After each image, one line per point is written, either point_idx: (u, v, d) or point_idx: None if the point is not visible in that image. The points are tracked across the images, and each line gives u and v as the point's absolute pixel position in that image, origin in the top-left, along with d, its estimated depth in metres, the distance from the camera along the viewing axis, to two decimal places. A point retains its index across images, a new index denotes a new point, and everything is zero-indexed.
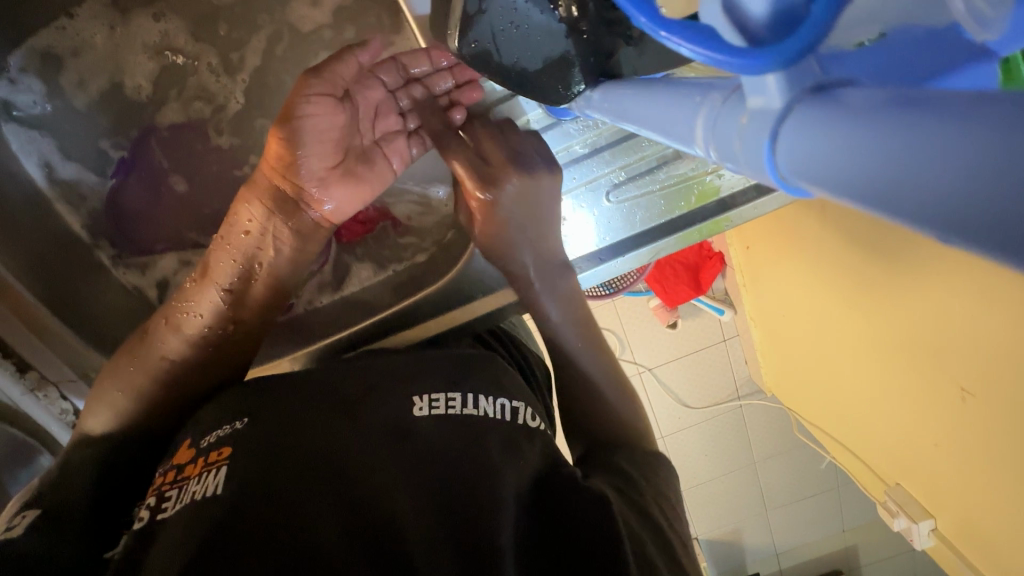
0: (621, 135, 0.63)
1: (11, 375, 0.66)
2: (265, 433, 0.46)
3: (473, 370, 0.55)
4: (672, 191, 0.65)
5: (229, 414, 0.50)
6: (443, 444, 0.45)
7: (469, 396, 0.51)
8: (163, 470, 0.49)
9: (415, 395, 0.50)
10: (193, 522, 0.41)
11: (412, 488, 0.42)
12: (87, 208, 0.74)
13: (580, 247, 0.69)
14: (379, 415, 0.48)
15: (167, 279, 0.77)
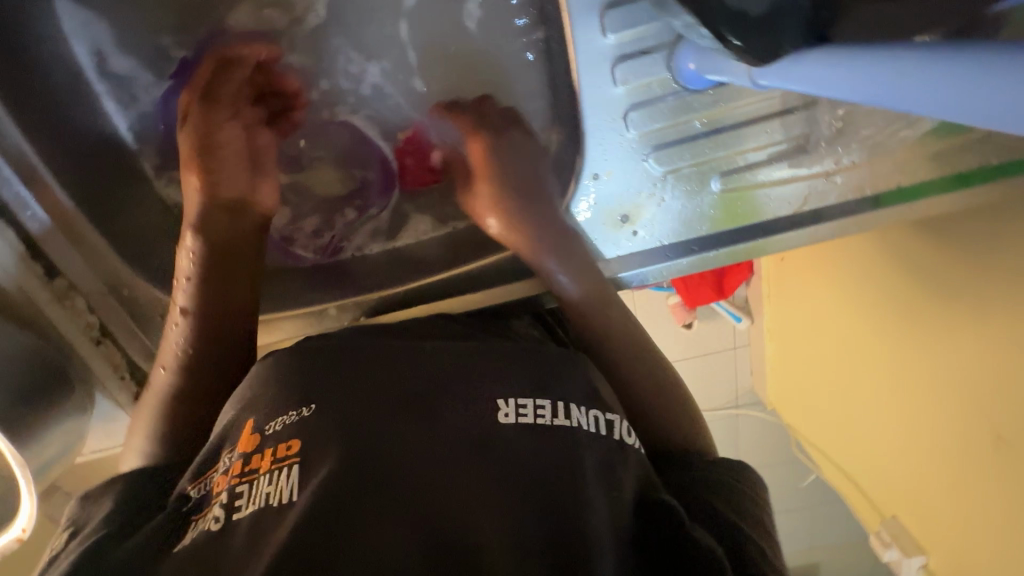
0: (750, 117, 0.56)
1: (40, 278, 0.60)
2: (336, 425, 0.41)
3: (560, 368, 0.48)
4: (786, 187, 0.59)
5: (293, 399, 0.45)
6: (538, 463, 0.41)
7: (559, 404, 0.45)
8: (227, 458, 0.44)
9: (500, 398, 0.44)
10: (273, 529, 0.38)
11: (507, 514, 0.38)
12: (137, 108, 0.67)
13: (674, 235, 0.62)
14: (456, 421, 0.43)
15: None
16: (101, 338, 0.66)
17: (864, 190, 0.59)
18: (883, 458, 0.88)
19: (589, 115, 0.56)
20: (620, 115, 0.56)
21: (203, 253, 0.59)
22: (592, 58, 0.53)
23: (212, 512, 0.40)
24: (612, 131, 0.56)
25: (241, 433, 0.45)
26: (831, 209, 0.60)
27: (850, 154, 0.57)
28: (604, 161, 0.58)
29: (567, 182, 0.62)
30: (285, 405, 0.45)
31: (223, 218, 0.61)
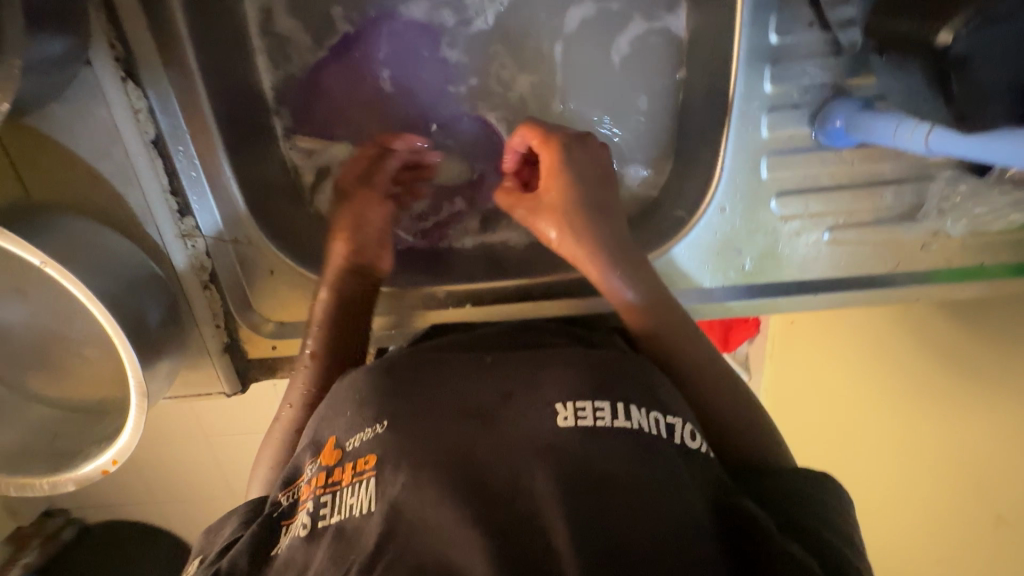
0: (863, 181, 0.62)
1: (173, 212, 0.61)
2: (404, 439, 0.45)
3: (621, 376, 0.49)
4: (881, 250, 0.65)
5: (367, 415, 0.48)
6: (603, 467, 0.41)
7: (619, 406, 0.45)
8: (312, 469, 0.50)
9: (557, 403, 0.45)
10: (356, 538, 0.42)
11: (570, 517, 0.38)
12: (286, 69, 0.70)
13: (773, 275, 0.66)
14: (520, 429, 0.44)
15: (329, 167, 0.74)
16: (208, 284, 0.65)
17: (958, 263, 0.65)
18: (903, 532, 0.89)
19: (732, 154, 0.61)
20: (759, 157, 0.61)
21: (321, 304, 0.63)
22: (749, 105, 0.58)
23: (300, 520, 0.46)
24: (749, 170, 0.61)
25: (324, 449, 0.50)
26: (926, 274, 0.65)
27: (953, 229, 0.63)
28: (733, 197, 0.63)
29: (692, 210, 0.66)
30: (361, 423, 0.48)
31: (348, 279, 0.64)
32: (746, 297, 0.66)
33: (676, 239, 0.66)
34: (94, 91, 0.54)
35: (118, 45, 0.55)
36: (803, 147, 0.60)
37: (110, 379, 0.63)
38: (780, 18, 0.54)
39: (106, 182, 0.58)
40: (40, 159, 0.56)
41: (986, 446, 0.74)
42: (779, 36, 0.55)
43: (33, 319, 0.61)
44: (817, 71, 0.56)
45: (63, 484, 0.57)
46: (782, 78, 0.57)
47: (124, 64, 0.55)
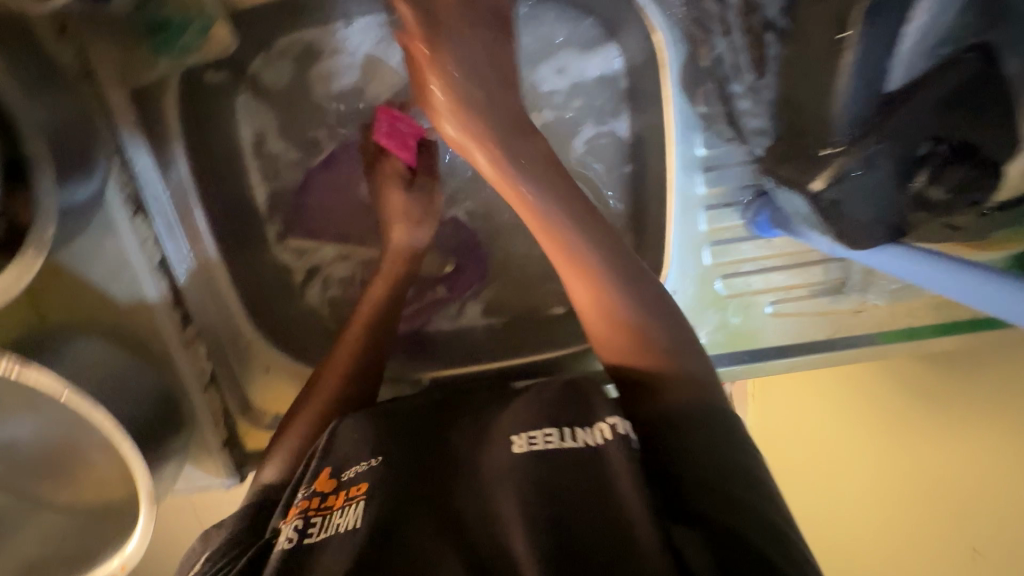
0: (795, 261, 0.70)
1: (177, 324, 0.66)
2: (398, 472, 0.51)
3: (568, 404, 0.54)
4: (822, 318, 0.72)
5: (363, 452, 0.54)
6: (554, 484, 0.46)
7: (565, 430, 0.51)
8: (301, 494, 0.52)
9: (513, 433, 0.52)
10: (338, 554, 0.45)
11: (529, 522, 0.44)
12: (276, 183, 0.77)
13: (730, 345, 0.72)
14: (490, 465, 0.51)
15: (319, 265, 0.80)
16: (209, 385, 0.69)
17: (890, 326, 0.72)
18: (888, 550, 0.87)
19: (677, 244, 0.69)
20: (701, 246, 0.69)
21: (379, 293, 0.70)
22: (687, 204, 0.67)
23: (283, 535, 0.47)
24: (694, 257, 0.69)
25: (319, 476, 0.53)
26: (864, 338, 0.72)
27: (877, 297, 0.71)
28: (683, 280, 0.70)
29: None
30: (357, 456, 0.54)
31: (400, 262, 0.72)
32: None
33: None
34: (107, 226, 0.61)
35: (128, 184, 0.61)
36: (738, 236, 0.68)
37: (117, 485, 0.66)
38: (705, 135, 0.64)
39: (114, 302, 0.63)
40: (59, 287, 0.62)
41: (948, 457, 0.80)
42: (706, 149, 0.64)
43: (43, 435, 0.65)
44: (742, 176, 0.65)
45: None
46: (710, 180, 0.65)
47: (134, 200, 0.62)
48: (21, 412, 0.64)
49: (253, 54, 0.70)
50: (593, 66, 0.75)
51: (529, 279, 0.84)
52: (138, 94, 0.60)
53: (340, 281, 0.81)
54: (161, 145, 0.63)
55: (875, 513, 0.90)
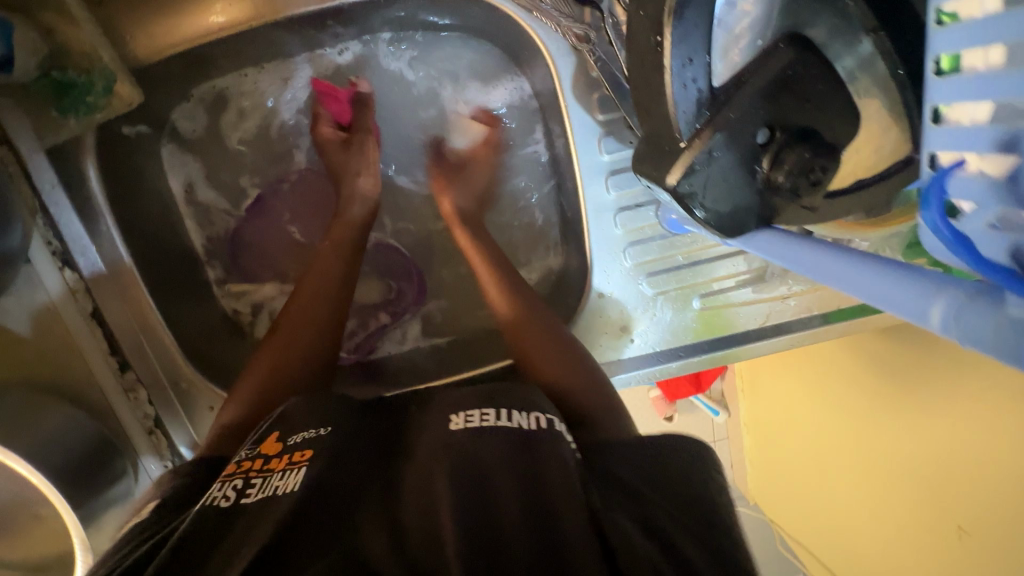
0: (716, 253, 0.72)
1: (113, 372, 0.68)
2: (343, 444, 0.52)
3: (509, 393, 0.58)
4: (752, 307, 0.73)
5: (312, 420, 0.55)
6: (487, 456, 0.50)
7: (502, 411, 0.55)
8: (247, 451, 0.53)
9: (453, 413, 0.56)
10: (266, 514, 0.45)
11: (457, 492, 0.47)
12: (211, 228, 0.81)
13: (666, 341, 0.73)
14: (430, 438, 0.54)
15: (263, 303, 0.82)
16: (154, 429, 0.71)
17: (818, 308, 0.73)
18: (908, 530, 0.88)
19: (597, 251, 0.70)
20: (620, 249, 0.70)
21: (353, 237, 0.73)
22: (600, 209, 0.68)
23: (223, 493, 0.48)
24: (615, 261, 0.71)
25: (267, 438, 0.54)
26: (792, 322, 0.73)
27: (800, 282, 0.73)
28: (608, 284, 0.72)
29: (578, 299, 0.74)
30: (304, 424, 0.54)
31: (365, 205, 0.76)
32: (643, 367, 0.73)
33: (575, 323, 0.74)
34: (34, 282, 0.63)
35: (54, 240, 0.64)
36: (656, 236, 0.69)
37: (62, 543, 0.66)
38: (606, 142, 0.66)
39: (48, 355, 0.65)
40: None
41: (942, 432, 0.80)
42: (610, 154, 0.66)
43: None
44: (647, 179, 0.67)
45: None
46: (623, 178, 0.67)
47: (60, 255, 0.64)
48: None
49: (173, 111, 0.75)
50: (496, 91, 0.83)
51: (467, 298, 0.86)
52: (53, 153, 0.63)
53: None
54: (83, 201, 0.65)
55: (864, 491, 0.98)
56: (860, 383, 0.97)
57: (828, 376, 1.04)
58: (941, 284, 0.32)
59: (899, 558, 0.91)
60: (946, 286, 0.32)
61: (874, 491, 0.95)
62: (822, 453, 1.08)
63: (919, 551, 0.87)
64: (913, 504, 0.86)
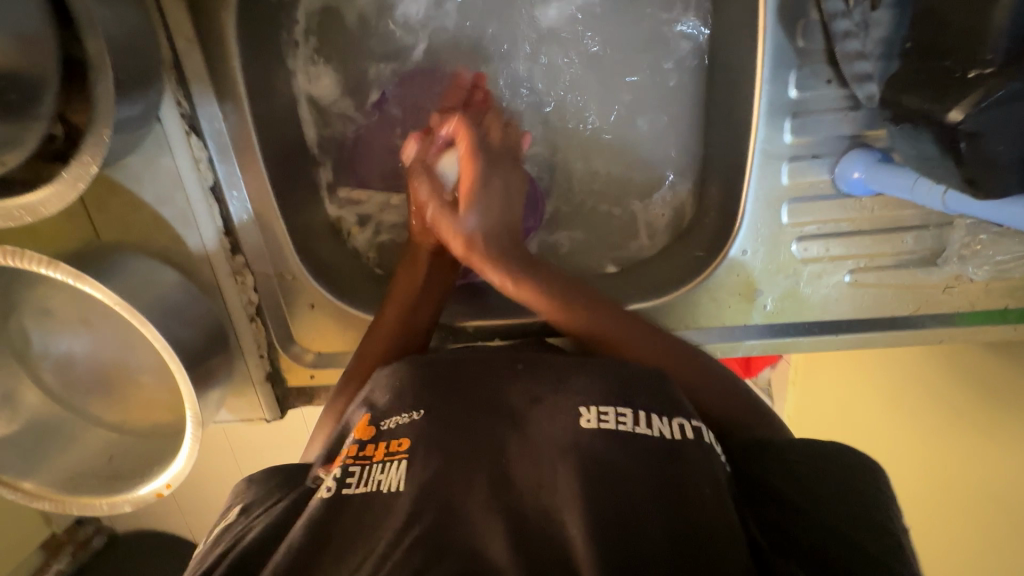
0: (884, 226, 0.63)
1: (225, 253, 0.66)
2: (443, 434, 0.50)
3: (647, 384, 0.52)
4: (902, 292, 0.66)
5: (404, 401, 0.54)
6: (622, 469, 0.46)
7: (641, 413, 0.49)
8: (345, 442, 0.54)
9: (581, 407, 0.50)
10: (383, 514, 0.47)
11: (594, 512, 0.43)
12: (328, 114, 0.74)
13: (798, 313, 0.67)
14: (545, 434, 0.49)
15: (373, 213, 0.78)
16: (255, 316, 0.70)
17: (982, 305, 0.66)
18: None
19: (754, 203, 0.63)
20: (780, 205, 0.63)
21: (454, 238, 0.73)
22: (771, 154, 0.60)
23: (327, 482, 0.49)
24: (771, 217, 0.63)
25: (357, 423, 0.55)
26: (948, 315, 0.67)
27: (976, 274, 0.64)
28: (755, 241, 0.65)
29: (712, 252, 0.68)
30: (397, 406, 0.54)
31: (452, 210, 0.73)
32: (769, 336, 0.68)
33: (704, 278, 0.68)
34: (162, 144, 0.59)
35: (184, 102, 0.60)
36: (821, 194, 0.62)
37: (165, 405, 0.68)
38: (800, 75, 0.57)
39: (168, 226, 0.63)
40: (112, 201, 0.61)
41: None
42: (799, 91, 0.58)
43: (97, 351, 0.66)
44: (835, 125, 0.59)
45: (121, 505, 0.61)
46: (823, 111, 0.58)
47: (188, 120, 0.60)
48: (76, 324, 0.65)
49: None
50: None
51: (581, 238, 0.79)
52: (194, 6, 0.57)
53: (389, 229, 0.78)
54: (217, 68, 0.60)
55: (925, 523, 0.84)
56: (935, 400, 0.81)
57: (892, 388, 0.89)
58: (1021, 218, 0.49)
59: None
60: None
61: (938, 525, 0.82)
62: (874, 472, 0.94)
63: None
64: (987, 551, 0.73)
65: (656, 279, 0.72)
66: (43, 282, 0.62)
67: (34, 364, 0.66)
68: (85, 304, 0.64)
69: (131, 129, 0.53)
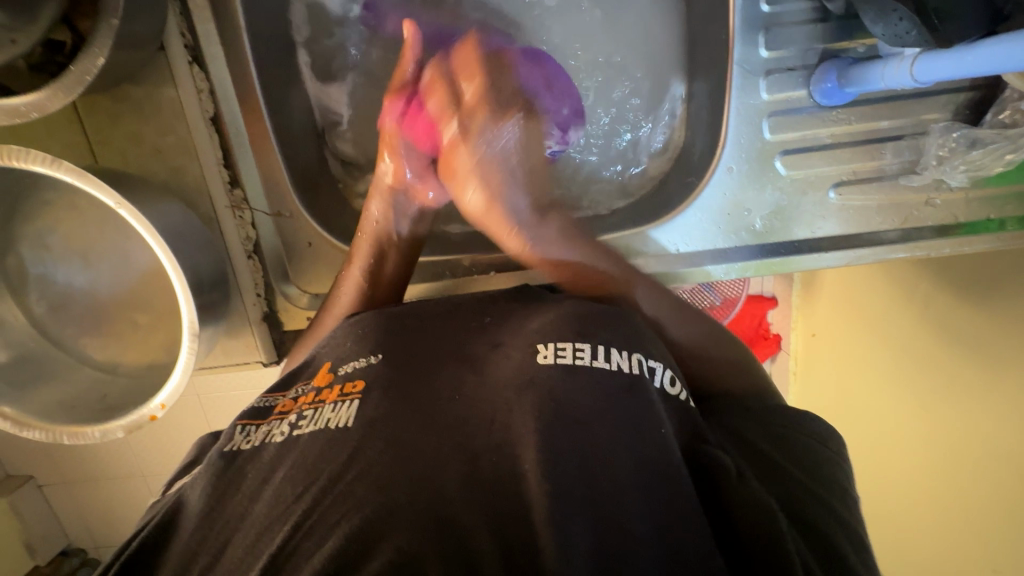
0: (864, 139, 0.66)
1: (225, 185, 0.67)
2: (399, 371, 0.51)
3: (604, 323, 0.51)
4: (889, 205, 0.68)
5: (364, 348, 0.55)
6: (584, 400, 0.45)
7: (601, 348, 0.49)
8: (301, 388, 0.55)
9: (541, 342, 0.49)
10: (328, 446, 0.46)
11: (548, 439, 0.42)
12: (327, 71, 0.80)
13: (786, 230, 0.69)
14: (503, 371, 0.48)
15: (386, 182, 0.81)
16: (253, 253, 0.71)
17: (965, 217, 0.67)
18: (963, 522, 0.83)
19: (735, 118, 0.66)
20: (761, 118, 0.66)
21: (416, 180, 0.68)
22: (748, 68, 0.64)
23: (278, 429, 0.50)
24: (755, 131, 0.66)
25: (318, 372, 0.56)
26: (934, 229, 0.68)
27: (954, 182, 0.66)
28: (739, 156, 0.67)
29: (701, 175, 0.69)
30: (357, 354, 0.56)
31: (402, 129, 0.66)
32: (761, 256, 0.69)
33: (686, 205, 0.70)
34: (164, 73, 0.62)
35: (187, 34, 0.63)
36: (802, 107, 0.65)
37: (159, 342, 0.68)
38: None
39: (169, 156, 0.64)
40: (116, 130, 0.63)
41: (980, 400, 0.80)
42: (770, 6, 0.63)
43: (95, 287, 0.67)
44: (806, 38, 0.63)
45: (113, 432, 0.60)
46: (794, 23, 0.63)
47: (192, 51, 0.63)
48: (75, 258, 0.66)
49: None
50: None
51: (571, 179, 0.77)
52: None
53: None
54: (219, 2, 0.63)
55: (924, 483, 0.90)
56: (895, 352, 0.96)
57: (867, 341, 1.03)
58: (983, 51, 0.47)
59: (956, 545, 0.84)
60: (985, 51, 0.47)
61: (931, 480, 0.89)
62: (871, 443, 1.02)
63: (985, 543, 0.79)
64: (976, 491, 0.80)
65: (642, 209, 0.74)
66: (47, 205, 0.64)
67: (30, 300, 0.66)
68: (82, 237, 0.66)
69: (137, 46, 0.55)
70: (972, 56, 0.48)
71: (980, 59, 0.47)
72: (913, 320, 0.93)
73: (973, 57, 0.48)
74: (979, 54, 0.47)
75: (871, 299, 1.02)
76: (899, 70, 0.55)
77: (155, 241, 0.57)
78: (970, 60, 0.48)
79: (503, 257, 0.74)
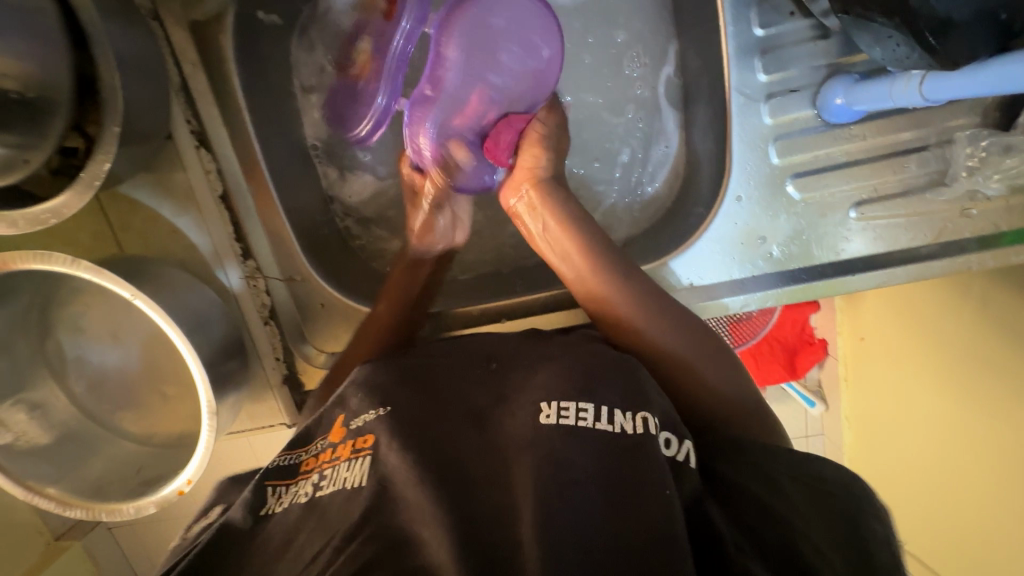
0: (882, 154, 0.62)
1: (238, 257, 0.70)
2: (408, 428, 0.49)
3: (610, 379, 0.49)
4: (918, 221, 0.63)
5: (372, 403, 0.53)
6: (574, 461, 0.42)
7: (602, 408, 0.46)
8: (319, 444, 0.53)
9: (542, 402, 0.47)
10: (340, 514, 0.46)
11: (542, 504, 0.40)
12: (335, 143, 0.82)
13: (807, 254, 0.64)
14: (506, 433, 0.47)
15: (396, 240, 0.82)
16: (269, 319, 0.73)
17: (1005, 226, 0.62)
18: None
19: (739, 145, 0.63)
20: (768, 143, 0.63)
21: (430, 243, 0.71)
22: (749, 94, 0.62)
23: (304, 486, 0.49)
24: (761, 157, 0.63)
25: (333, 426, 0.54)
26: (973, 241, 0.62)
27: (987, 191, 0.61)
28: (749, 185, 0.64)
29: (709, 206, 0.67)
30: (365, 407, 0.53)
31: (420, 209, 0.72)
32: (782, 285, 0.65)
33: (696, 236, 0.66)
34: (175, 159, 0.65)
35: (193, 119, 0.66)
36: (810, 128, 0.62)
37: (186, 413, 0.71)
38: (760, 13, 0.61)
39: (182, 236, 0.67)
40: (134, 217, 0.67)
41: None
42: (763, 30, 0.61)
43: (126, 363, 0.71)
44: (806, 58, 0.61)
45: (146, 507, 0.62)
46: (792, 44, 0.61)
47: (198, 135, 0.66)
48: (107, 337, 0.71)
49: None
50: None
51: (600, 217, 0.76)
52: (198, 30, 0.64)
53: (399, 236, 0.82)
54: (222, 87, 0.66)
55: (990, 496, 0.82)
56: (943, 356, 0.90)
57: (912, 347, 0.95)
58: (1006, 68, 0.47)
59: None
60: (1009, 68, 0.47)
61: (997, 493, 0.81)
62: (926, 454, 0.94)
63: None
64: None
65: (652, 242, 0.71)
66: (79, 293, 0.68)
67: (68, 381, 0.70)
68: (115, 318, 0.70)
69: (147, 140, 0.59)
70: (994, 77, 0.48)
71: (1003, 81, 0.47)
72: (960, 322, 0.87)
73: (992, 78, 0.48)
74: (997, 74, 0.47)
75: (915, 303, 0.95)
76: (900, 91, 0.54)
77: (171, 330, 0.57)
78: (995, 77, 0.48)
79: (511, 305, 0.73)
